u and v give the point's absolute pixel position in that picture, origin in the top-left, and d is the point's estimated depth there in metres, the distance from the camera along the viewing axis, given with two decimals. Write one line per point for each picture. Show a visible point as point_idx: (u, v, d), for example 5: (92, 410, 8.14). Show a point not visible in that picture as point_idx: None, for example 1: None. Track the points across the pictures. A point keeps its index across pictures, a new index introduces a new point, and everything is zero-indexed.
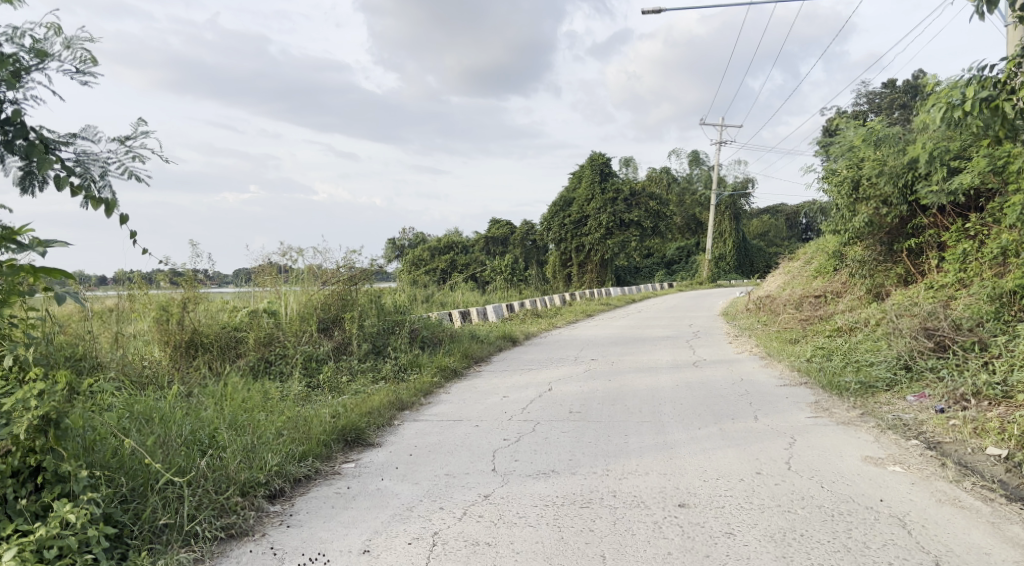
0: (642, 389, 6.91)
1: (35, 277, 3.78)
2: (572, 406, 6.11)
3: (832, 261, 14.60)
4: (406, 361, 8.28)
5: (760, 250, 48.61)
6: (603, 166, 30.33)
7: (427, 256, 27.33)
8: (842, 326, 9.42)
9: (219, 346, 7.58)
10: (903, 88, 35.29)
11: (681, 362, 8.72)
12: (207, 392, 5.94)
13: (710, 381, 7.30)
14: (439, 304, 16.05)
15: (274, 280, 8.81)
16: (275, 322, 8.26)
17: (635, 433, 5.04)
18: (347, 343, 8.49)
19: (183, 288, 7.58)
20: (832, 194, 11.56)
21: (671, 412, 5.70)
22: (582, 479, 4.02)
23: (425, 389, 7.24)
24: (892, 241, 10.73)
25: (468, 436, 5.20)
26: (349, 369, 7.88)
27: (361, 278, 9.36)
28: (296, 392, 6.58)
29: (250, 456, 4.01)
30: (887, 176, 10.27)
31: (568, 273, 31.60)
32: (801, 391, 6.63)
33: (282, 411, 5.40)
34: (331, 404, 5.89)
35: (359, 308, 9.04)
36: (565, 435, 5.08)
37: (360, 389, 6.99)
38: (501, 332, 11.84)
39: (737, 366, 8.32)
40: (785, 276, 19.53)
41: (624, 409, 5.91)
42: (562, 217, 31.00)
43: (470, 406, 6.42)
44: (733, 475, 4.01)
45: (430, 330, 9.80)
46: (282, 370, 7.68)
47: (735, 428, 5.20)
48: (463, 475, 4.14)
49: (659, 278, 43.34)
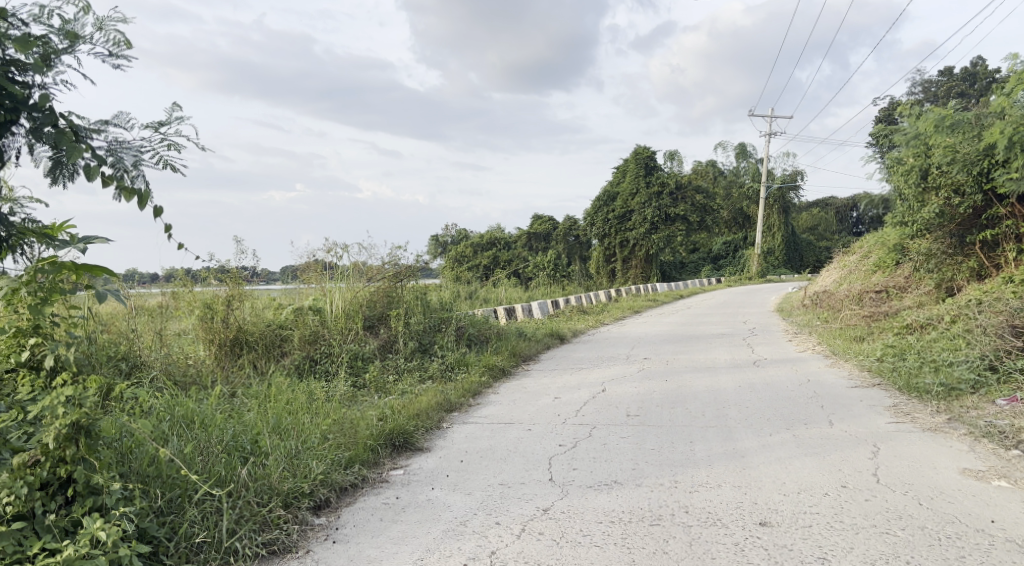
0: (702, 391, 6.53)
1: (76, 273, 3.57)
2: (630, 410, 5.76)
3: (894, 254, 13.93)
4: (454, 360, 8.04)
5: (810, 244, 47.17)
6: (648, 159, 29.58)
7: (470, 252, 27.23)
8: (912, 323, 8.70)
9: (264, 345, 7.52)
10: (960, 76, 33.83)
11: (739, 362, 8.27)
12: (251, 392, 5.81)
13: (773, 383, 6.81)
14: (483, 300, 15.83)
15: (320, 278, 8.65)
16: (320, 320, 8.14)
17: (701, 440, 4.68)
18: (393, 341, 8.31)
19: (228, 286, 7.50)
20: (896, 184, 10.83)
21: (737, 418, 5.31)
22: (648, 492, 3.69)
23: (473, 389, 6.99)
24: (964, 234, 9.93)
25: (521, 441, 4.93)
26: (395, 368, 7.68)
27: (407, 275, 9.19)
28: (342, 392, 6.41)
29: (295, 465, 3.87)
30: (960, 164, 9.47)
31: (612, 269, 31.12)
32: (875, 393, 6.04)
33: (327, 413, 5.25)
34: (378, 405, 5.71)
35: (405, 305, 8.87)
36: (624, 442, 4.73)
37: (406, 389, 6.79)
38: (549, 329, 11.54)
39: (802, 366, 7.78)
40: (841, 272, 18.68)
41: (685, 413, 5.55)
42: (606, 212, 30.48)
43: (521, 407, 6.14)
44: (817, 488, 3.59)
45: (477, 327, 9.56)
46: (327, 369, 7.54)
47: (809, 433, 4.76)
48: (518, 486, 3.88)
49: (705, 273, 42.45)
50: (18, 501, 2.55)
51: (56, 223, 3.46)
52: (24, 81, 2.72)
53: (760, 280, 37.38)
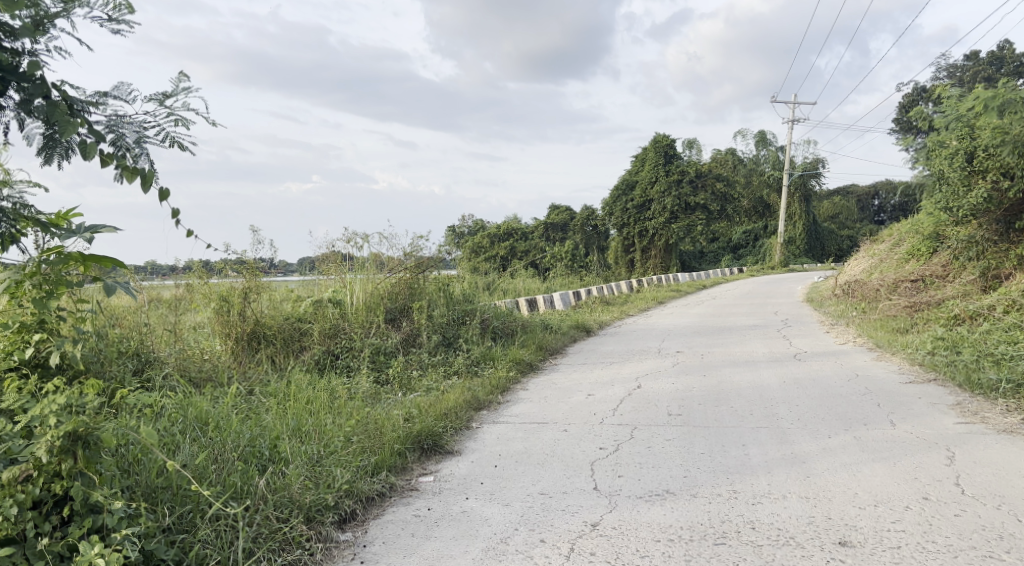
0: (745, 387, 6.14)
1: (84, 266, 3.18)
2: (671, 409, 5.38)
3: (931, 242, 13.36)
4: (479, 354, 7.71)
5: (831, 233, 46.29)
6: (667, 148, 28.92)
7: (488, 243, 26.96)
8: (960, 313, 8.09)
9: (282, 339, 7.30)
10: (989, 59, 32.76)
11: (779, 355, 7.84)
12: (269, 391, 5.54)
13: (819, 378, 6.35)
14: (502, 291, 15.48)
15: (339, 269, 8.38)
16: (340, 312, 7.86)
17: (755, 444, 4.31)
18: (416, 334, 7.99)
19: (245, 277, 7.25)
20: (938, 168, 10.01)
21: (789, 418, 4.90)
22: (705, 505, 3.34)
23: (501, 386, 6.65)
24: (1010, 220, 9.36)
25: (558, 444, 4.62)
26: (419, 363, 7.36)
27: (428, 266, 8.89)
28: (365, 390, 6.12)
29: (319, 474, 3.64)
30: (1009, 146, 8.59)
31: (631, 259, 30.68)
32: (933, 389, 5.48)
33: (351, 413, 4.99)
34: (403, 404, 5.42)
35: (427, 297, 8.57)
36: (669, 446, 4.38)
37: (432, 385, 6.49)
38: (575, 322, 11.18)
39: (846, 360, 7.26)
40: (870, 261, 18.04)
41: (731, 412, 5.18)
42: (624, 202, 29.95)
43: (554, 406, 5.80)
44: (896, 500, 3.19)
45: (501, 320, 9.21)
46: (348, 364, 7.26)
47: (871, 434, 4.34)
48: (561, 496, 3.60)
49: (724, 263, 41.83)
50: (6, 523, 2.30)
51: (59, 212, 3.19)
52: (12, 48, 2.41)
53: (782, 269, 36.67)
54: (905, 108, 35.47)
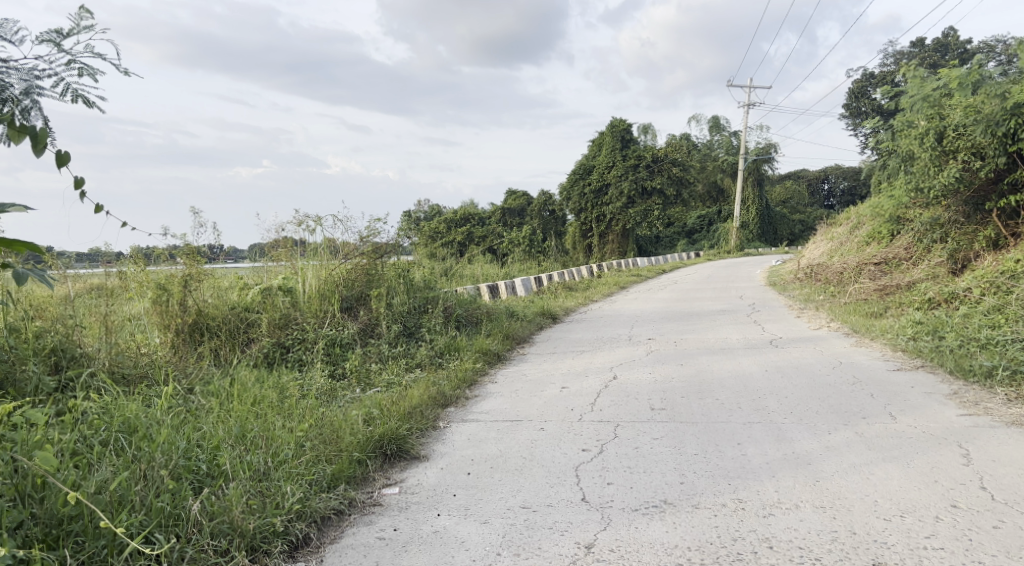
0: (727, 377, 5.81)
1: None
2: (653, 403, 5.00)
3: (892, 225, 13.37)
4: (443, 344, 7.23)
5: (783, 217, 46.90)
6: (624, 132, 28.58)
7: (444, 228, 26.37)
8: (934, 297, 7.90)
9: (227, 330, 6.78)
10: (935, 45, 33.40)
11: (755, 342, 7.55)
12: (211, 389, 4.95)
13: (803, 366, 6.04)
14: (460, 278, 14.92)
15: (290, 255, 7.83)
16: (291, 302, 7.30)
17: (751, 442, 3.95)
18: (375, 324, 7.45)
19: (185, 264, 6.71)
20: (907, 148, 9.82)
21: (780, 411, 4.56)
22: (710, 519, 2.96)
23: (468, 379, 6.19)
24: (979, 201, 9.21)
25: (536, 446, 4.20)
26: (378, 356, 6.84)
27: (387, 251, 8.34)
28: (320, 387, 5.59)
29: (265, 494, 3.19)
30: (982, 125, 8.44)
31: (588, 244, 30.33)
32: (925, 377, 5.22)
33: (305, 416, 4.45)
34: (363, 403, 4.92)
35: (386, 284, 8.01)
36: (659, 446, 3.99)
37: (392, 380, 5.99)
38: (540, 308, 10.77)
39: (825, 346, 7.00)
40: (829, 245, 18.02)
41: (719, 405, 4.83)
42: (582, 186, 29.57)
43: (526, 401, 5.37)
44: (924, 509, 2.85)
45: (465, 308, 8.74)
46: (300, 358, 6.70)
47: (872, 429, 4.02)
48: (545, 510, 3.18)
49: (679, 247, 42.01)
50: None
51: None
52: None
53: (737, 253, 36.95)
54: (855, 94, 35.87)
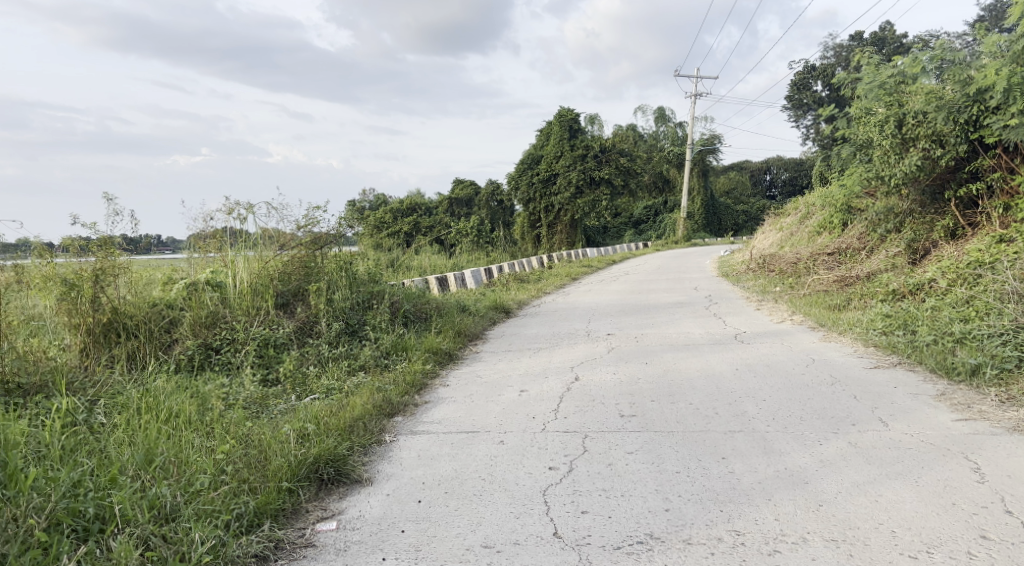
0: (698, 376, 5.42)
1: None
2: (622, 409, 4.55)
3: (843, 215, 13.36)
4: (389, 344, 6.64)
5: (728, 208, 47.45)
6: (572, 122, 28.08)
7: (390, 218, 25.57)
8: (898, 289, 7.72)
9: (147, 329, 6.05)
10: (873, 40, 34.10)
11: (720, 337, 7.23)
12: (118, 400, 4.23)
13: (775, 364, 5.72)
14: (405, 269, 14.21)
15: (220, 246, 7.09)
16: (219, 298, 6.59)
17: (737, 456, 3.53)
18: (313, 322, 6.81)
19: (97, 258, 5.83)
20: (866, 135, 9.70)
21: (762, 417, 4.16)
22: (706, 560, 2.54)
23: (417, 383, 5.65)
24: (937, 190, 9.18)
25: (496, 463, 3.69)
26: (316, 358, 6.21)
27: (327, 242, 7.65)
28: (249, 396, 4.96)
29: (166, 544, 2.63)
30: (944, 112, 8.39)
31: (537, 235, 29.92)
32: (906, 376, 4.95)
33: (228, 434, 3.82)
34: (298, 416, 4.33)
35: (326, 278, 7.35)
36: (636, 462, 3.52)
37: (330, 386, 5.39)
38: (492, 302, 10.25)
39: (793, 342, 6.72)
40: (779, 236, 18.00)
41: (694, 410, 4.42)
42: (530, 176, 29.04)
43: (482, 409, 4.85)
44: (951, 543, 2.53)
45: (413, 303, 8.15)
46: (229, 361, 6.03)
47: (866, 439, 3.65)
48: (512, 551, 2.70)
49: (626, 238, 42.08)
50: None
51: None
52: None
53: (683, 244, 37.13)
54: (797, 87, 36.31)
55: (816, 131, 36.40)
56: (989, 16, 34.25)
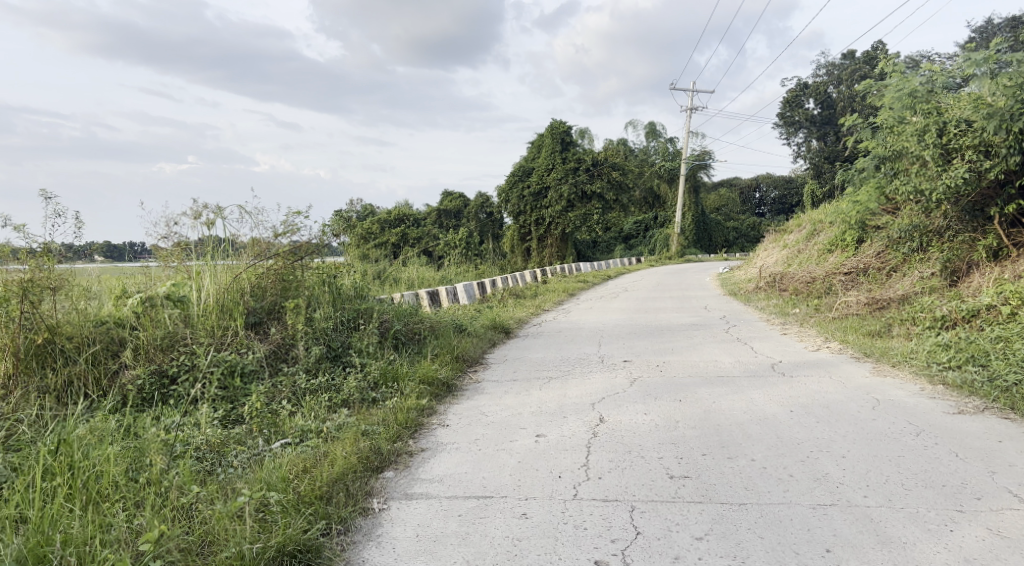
0: (748, 420, 4.53)
1: None
2: (669, 468, 3.66)
3: (858, 232, 12.58)
4: (378, 373, 5.68)
5: (719, 224, 46.93)
6: (564, 134, 27.31)
7: (377, 229, 24.65)
8: (949, 314, 6.83)
9: (90, 353, 5.10)
10: (865, 57, 33.67)
11: (754, 368, 6.34)
12: (26, 454, 3.30)
13: (835, 406, 4.83)
14: (392, 283, 13.23)
15: (184, 256, 6.17)
16: (180, 315, 5.64)
17: (845, 550, 2.67)
18: (289, 346, 5.86)
19: (29, 267, 4.95)
20: (898, 146, 8.91)
21: (852, 484, 3.29)
22: None
23: (412, 424, 4.72)
24: (980, 206, 8.40)
25: (522, 551, 2.80)
26: (290, 392, 5.27)
27: (307, 251, 6.70)
28: (204, 443, 4.05)
29: None
30: (995, 120, 7.57)
31: (527, 248, 29.02)
32: (1009, 427, 4.07)
33: (167, 512, 2.94)
34: (258, 475, 3.40)
35: (305, 294, 6.44)
36: (710, 556, 2.67)
37: (306, 427, 4.47)
38: (488, 321, 9.29)
39: (843, 376, 5.84)
40: (784, 254, 17.19)
41: (763, 472, 3.52)
42: (520, 188, 28.12)
43: (493, 462, 3.94)
44: None
45: (404, 322, 7.18)
46: (185, 395, 5.09)
47: (1011, 525, 2.78)
48: None
49: (616, 253, 41.38)
50: None
51: None
52: None
53: (675, 260, 36.41)
54: (790, 104, 35.79)
55: (808, 149, 35.86)
56: (980, 38, 33.97)
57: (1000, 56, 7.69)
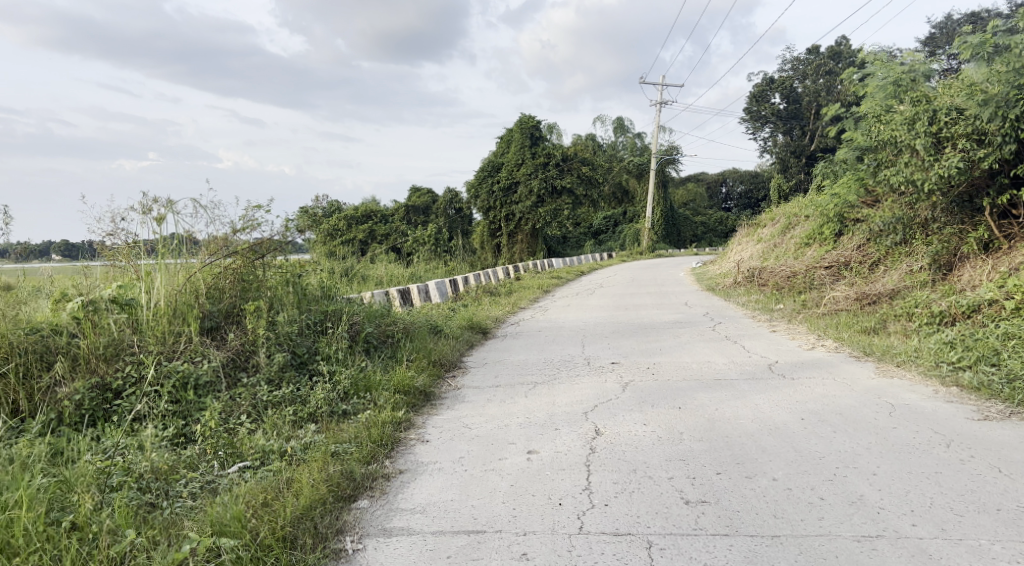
0: (760, 431, 4.12)
1: None
2: (683, 492, 3.24)
3: (837, 225, 12.35)
4: (348, 383, 5.17)
5: (687, 219, 47.04)
6: (533, 129, 26.88)
7: (344, 226, 23.91)
8: (948, 310, 6.54)
9: (21, 366, 4.53)
10: (830, 52, 33.93)
11: (751, 370, 5.97)
12: None
13: (849, 412, 4.44)
14: (360, 280, 12.67)
15: (132, 257, 5.48)
16: (127, 321, 5.06)
17: None
18: (248, 353, 5.31)
19: None
20: (884, 135, 8.63)
21: (893, 508, 2.91)
22: None
23: (387, 441, 4.23)
24: (970, 198, 8.15)
25: None
26: (250, 405, 4.75)
27: (270, 249, 6.12)
28: (149, 471, 3.55)
29: None
30: (989, 107, 7.32)
31: (497, 244, 28.52)
32: None
33: None
34: (210, 514, 2.95)
35: (267, 295, 5.90)
36: None
37: (267, 447, 3.97)
38: (464, 321, 8.80)
39: (847, 377, 5.48)
40: (760, 248, 17.00)
41: (788, 495, 3.12)
42: (489, 184, 27.61)
43: (483, 485, 3.48)
44: None
45: (375, 325, 6.66)
46: (131, 411, 4.54)
47: None
48: None
49: (587, 249, 41.20)
50: None
51: None
52: None
53: (646, 255, 36.31)
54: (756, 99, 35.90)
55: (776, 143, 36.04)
56: (938, 34, 34.43)
57: (995, 40, 7.42)
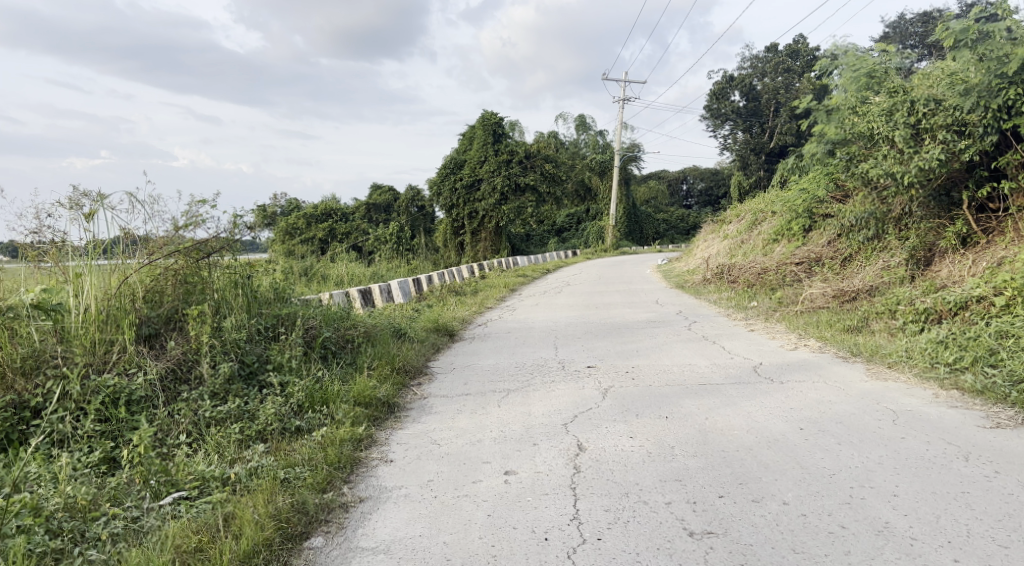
0: (759, 444, 3.75)
1: None
2: (686, 521, 2.84)
3: (807, 221, 12.18)
4: (303, 395, 4.67)
5: (649, 216, 47.15)
6: (496, 125, 26.39)
7: (303, 224, 23.09)
8: (934, 308, 6.30)
9: None
10: (789, 51, 34.23)
11: (736, 373, 5.63)
12: None
13: (850, 420, 4.11)
14: (319, 280, 12.06)
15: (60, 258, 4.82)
16: (51, 329, 4.47)
17: None
18: (189, 363, 4.75)
19: None
20: (861, 126, 8.40)
21: (925, 540, 2.57)
22: None
23: (346, 463, 3.75)
24: (948, 192, 7.97)
25: None
26: (190, 423, 4.22)
27: (216, 248, 5.55)
28: (63, 508, 3.02)
29: None
30: (973, 97, 7.13)
31: (461, 242, 28.00)
32: None
33: None
34: None
35: (213, 299, 5.33)
36: None
37: (206, 474, 3.46)
38: (429, 322, 8.31)
39: (839, 380, 5.17)
40: (726, 245, 16.84)
41: (804, 523, 2.75)
42: (452, 182, 27.06)
43: (456, 516, 3.03)
44: None
45: (334, 329, 6.14)
46: (52, 433, 3.98)
47: None
48: None
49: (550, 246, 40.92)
50: None
51: None
52: None
53: (610, 252, 36.17)
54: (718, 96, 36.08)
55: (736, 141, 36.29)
56: (893, 34, 34.98)
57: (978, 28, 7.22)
